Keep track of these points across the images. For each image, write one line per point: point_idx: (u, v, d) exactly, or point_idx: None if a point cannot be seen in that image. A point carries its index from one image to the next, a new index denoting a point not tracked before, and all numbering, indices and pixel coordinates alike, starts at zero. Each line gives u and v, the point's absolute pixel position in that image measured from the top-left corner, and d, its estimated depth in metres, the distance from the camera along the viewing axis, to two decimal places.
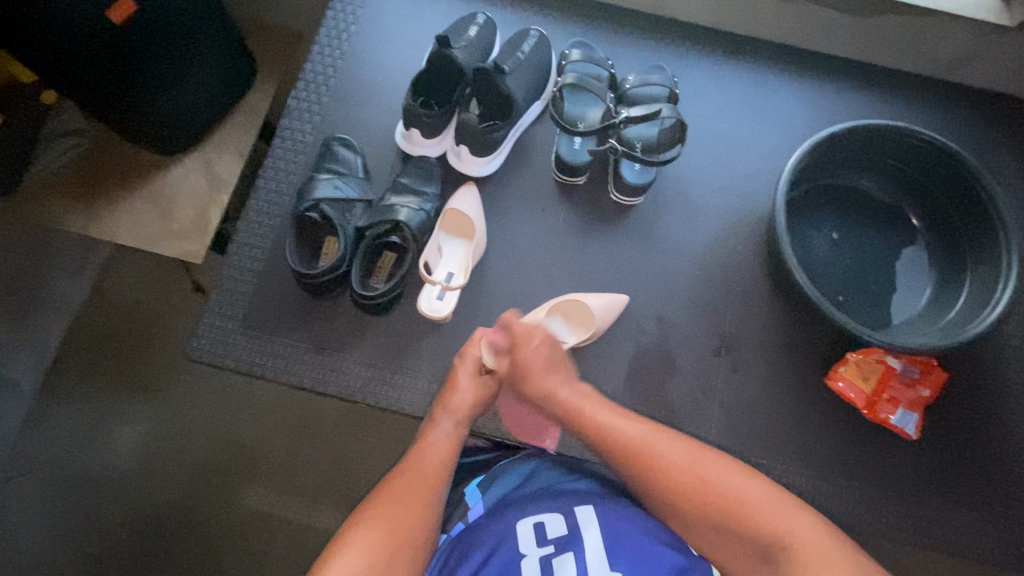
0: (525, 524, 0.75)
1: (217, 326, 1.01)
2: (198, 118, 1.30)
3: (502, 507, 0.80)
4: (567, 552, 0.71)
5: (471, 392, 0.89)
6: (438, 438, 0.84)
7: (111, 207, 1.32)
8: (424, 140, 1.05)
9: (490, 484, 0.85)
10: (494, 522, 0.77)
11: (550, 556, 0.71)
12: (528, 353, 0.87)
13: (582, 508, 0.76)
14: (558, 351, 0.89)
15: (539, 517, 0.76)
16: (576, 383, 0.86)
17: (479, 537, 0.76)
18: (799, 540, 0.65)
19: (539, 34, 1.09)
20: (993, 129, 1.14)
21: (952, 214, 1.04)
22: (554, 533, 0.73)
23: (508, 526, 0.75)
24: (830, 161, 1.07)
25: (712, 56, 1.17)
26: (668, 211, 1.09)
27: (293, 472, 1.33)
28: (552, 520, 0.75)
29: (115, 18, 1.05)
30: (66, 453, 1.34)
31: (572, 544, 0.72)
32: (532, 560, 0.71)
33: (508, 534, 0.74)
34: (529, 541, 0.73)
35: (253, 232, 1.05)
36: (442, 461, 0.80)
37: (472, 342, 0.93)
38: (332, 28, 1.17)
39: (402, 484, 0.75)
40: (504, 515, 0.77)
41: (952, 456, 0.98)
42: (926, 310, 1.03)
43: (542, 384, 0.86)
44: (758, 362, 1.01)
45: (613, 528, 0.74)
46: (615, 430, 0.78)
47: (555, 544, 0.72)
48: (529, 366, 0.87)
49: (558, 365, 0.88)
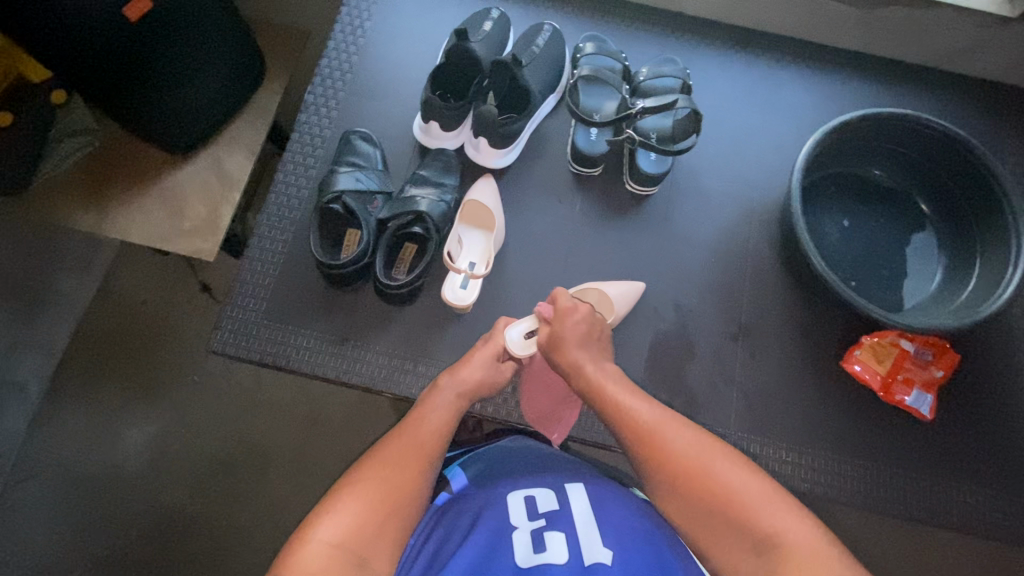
0: (517, 497, 0.77)
1: (242, 319, 1.01)
2: (209, 112, 1.29)
3: (489, 479, 0.82)
4: (556, 525, 0.73)
5: (481, 370, 0.87)
6: (437, 406, 0.82)
7: (122, 206, 1.30)
8: (442, 133, 1.06)
9: (475, 460, 0.86)
10: (483, 494, 0.79)
11: (541, 529, 0.73)
12: (567, 325, 0.87)
13: (573, 486, 0.79)
14: (593, 327, 0.90)
15: (530, 491, 0.78)
16: (602, 363, 0.86)
17: (467, 506, 0.78)
18: (794, 543, 0.63)
19: (553, 28, 1.10)
20: (996, 118, 1.17)
21: (960, 201, 1.07)
22: (546, 507, 0.76)
23: (498, 497, 0.78)
24: (840, 149, 1.09)
25: (721, 50, 1.19)
26: (683, 201, 1.11)
27: (306, 469, 1.33)
28: (544, 494, 0.78)
29: (131, 15, 1.05)
30: (73, 455, 1.34)
31: (562, 517, 0.74)
32: (523, 532, 0.73)
33: (498, 503, 0.77)
34: (521, 513, 0.75)
35: (274, 226, 1.06)
36: (441, 428, 0.79)
37: (495, 328, 0.92)
38: (346, 24, 1.18)
39: (396, 450, 0.74)
40: (493, 487, 0.80)
41: (966, 435, 1.00)
42: (937, 294, 1.05)
43: (571, 357, 0.85)
44: (773, 347, 1.03)
45: (603, 505, 0.76)
46: (627, 407, 0.77)
47: (546, 518, 0.74)
48: (566, 337, 0.87)
49: (593, 342, 0.88)
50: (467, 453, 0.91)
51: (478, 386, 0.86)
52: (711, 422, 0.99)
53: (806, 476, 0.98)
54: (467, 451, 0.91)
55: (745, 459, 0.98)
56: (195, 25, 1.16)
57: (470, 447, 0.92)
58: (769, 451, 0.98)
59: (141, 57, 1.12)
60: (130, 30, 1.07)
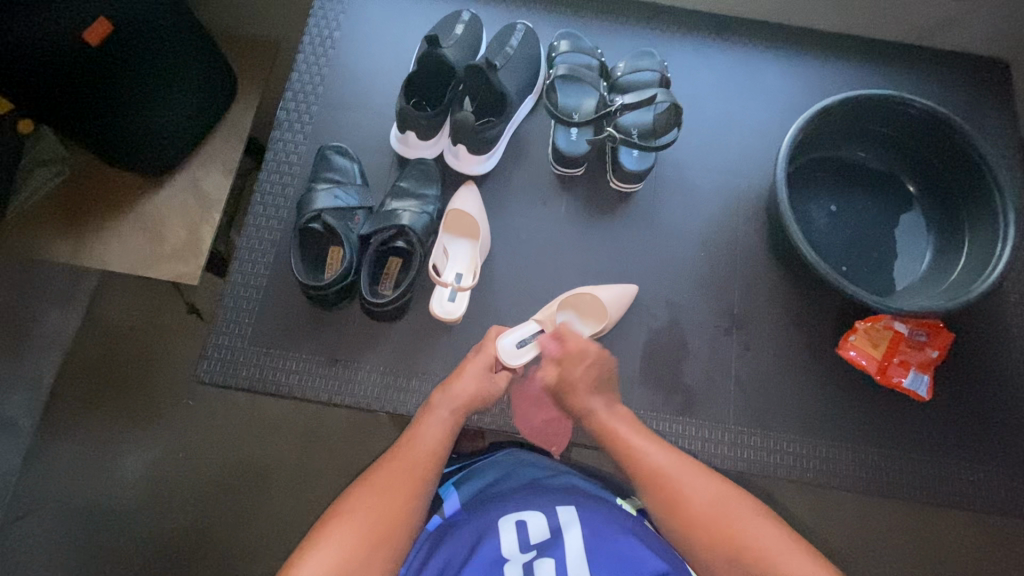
0: (508, 523, 0.79)
1: (229, 346, 0.99)
2: (182, 133, 1.25)
3: (481, 502, 0.84)
4: (547, 556, 0.76)
5: (474, 383, 0.86)
6: (431, 426, 0.81)
7: (100, 234, 1.27)
8: (419, 142, 1.04)
9: (469, 478, 0.88)
10: (475, 519, 0.81)
11: (533, 560, 0.76)
12: (577, 372, 0.87)
13: (565, 509, 0.81)
14: (606, 367, 0.89)
15: (522, 515, 0.80)
16: (614, 406, 0.86)
17: (460, 533, 0.80)
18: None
19: (526, 27, 1.08)
20: (979, 91, 1.16)
21: (948, 179, 1.06)
22: (538, 536, 0.78)
23: (489, 524, 0.79)
24: (823, 134, 1.08)
25: (699, 38, 1.18)
26: (668, 197, 1.09)
27: (309, 486, 1.32)
28: (535, 520, 0.79)
29: (91, 39, 1.02)
30: (69, 488, 1.31)
31: (553, 547, 0.77)
32: (516, 564, 0.76)
33: (490, 532, 0.79)
34: (512, 543, 0.78)
35: (254, 248, 1.04)
36: (435, 449, 0.79)
37: (489, 338, 0.91)
38: (315, 35, 1.15)
39: (386, 479, 0.74)
40: (484, 512, 0.81)
41: (964, 413, 1.00)
42: (929, 274, 1.05)
43: (584, 404, 0.86)
44: (768, 337, 1.02)
45: (595, 530, 0.78)
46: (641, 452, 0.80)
47: (537, 549, 0.77)
48: (577, 382, 0.87)
49: (606, 384, 0.88)
50: (462, 469, 0.93)
51: (482, 393, 0.86)
52: (710, 418, 0.99)
53: (808, 465, 0.97)
54: (463, 466, 0.93)
55: (746, 452, 0.97)
56: (158, 43, 1.12)
57: (465, 463, 0.94)
58: (770, 443, 0.98)
59: (104, 82, 1.09)
60: (91, 54, 1.04)
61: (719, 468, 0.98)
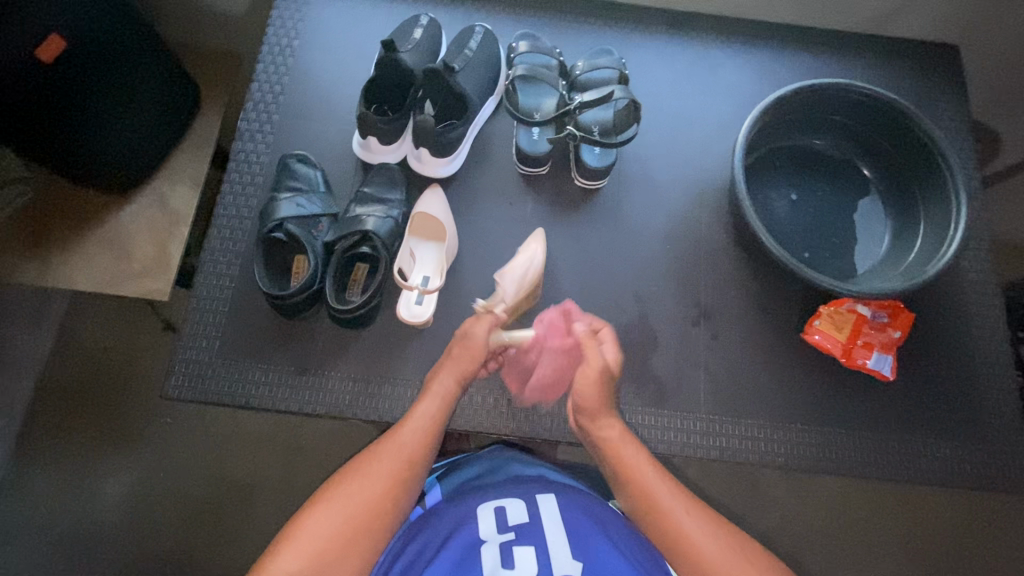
0: (487, 509, 0.81)
1: (197, 360, 0.98)
2: (147, 148, 1.24)
3: (461, 493, 0.86)
4: (524, 537, 0.77)
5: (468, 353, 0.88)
6: (424, 411, 0.82)
7: (65, 255, 1.25)
8: (382, 148, 1.04)
9: (451, 472, 0.92)
10: (455, 507, 0.82)
11: (511, 543, 0.77)
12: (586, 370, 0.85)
13: (544, 496, 0.83)
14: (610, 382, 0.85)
15: (502, 501, 0.82)
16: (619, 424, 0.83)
17: (439, 521, 0.81)
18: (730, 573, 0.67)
19: (485, 29, 1.08)
20: (930, 76, 1.19)
21: (902, 164, 1.08)
22: (516, 520, 0.79)
23: (468, 510, 0.81)
24: (780, 124, 1.10)
25: (657, 34, 1.19)
26: (633, 192, 1.11)
27: (292, 500, 1.30)
28: (514, 506, 0.81)
29: (45, 57, 1.01)
30: (46, 515, 1.29)
31: (530, 529, 0.78)
32: (492, 546, 0.77)
33: (469, 517, 0.80)
34: (490, 527, 0.79)
35: (219, 261, 1.03)
36: (422, 440, 0.79)
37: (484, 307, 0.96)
38: (273, 44, 1.15)
39: (370, 469, 0.74)
40: (465, 500, 0.83)
41: (928, 391, 1.02)
42: (888, 255, 1.07)
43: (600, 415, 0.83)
44: (735, 326, 1.04)
45: (572, 513, 0.80)
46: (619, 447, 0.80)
47: (515, 531, 0.78)
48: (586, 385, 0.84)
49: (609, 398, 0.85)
50: (445, 464, 0.96)
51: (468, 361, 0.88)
52: (682, 409, 1.00)
53: (782, 449, 0.99)
54: (447, 462, 0.96)
55: (719, 441, 0.99)
56: (117, 58, 1.11)
57: (449, 460, 0.97)
58: (742, 430, 0.99)
59: (63, 98, 1.07)
60: (46, 72, 1.03)
61: (693, 456, 0.99)
